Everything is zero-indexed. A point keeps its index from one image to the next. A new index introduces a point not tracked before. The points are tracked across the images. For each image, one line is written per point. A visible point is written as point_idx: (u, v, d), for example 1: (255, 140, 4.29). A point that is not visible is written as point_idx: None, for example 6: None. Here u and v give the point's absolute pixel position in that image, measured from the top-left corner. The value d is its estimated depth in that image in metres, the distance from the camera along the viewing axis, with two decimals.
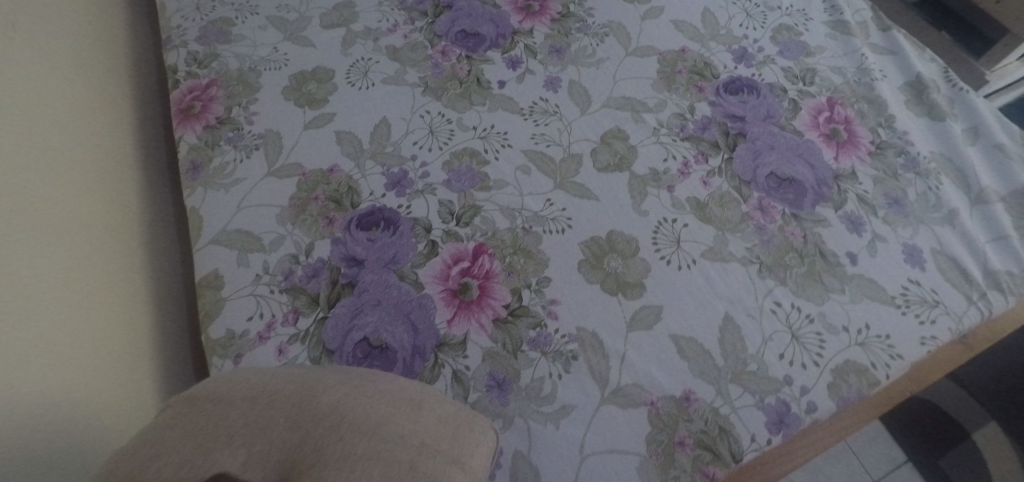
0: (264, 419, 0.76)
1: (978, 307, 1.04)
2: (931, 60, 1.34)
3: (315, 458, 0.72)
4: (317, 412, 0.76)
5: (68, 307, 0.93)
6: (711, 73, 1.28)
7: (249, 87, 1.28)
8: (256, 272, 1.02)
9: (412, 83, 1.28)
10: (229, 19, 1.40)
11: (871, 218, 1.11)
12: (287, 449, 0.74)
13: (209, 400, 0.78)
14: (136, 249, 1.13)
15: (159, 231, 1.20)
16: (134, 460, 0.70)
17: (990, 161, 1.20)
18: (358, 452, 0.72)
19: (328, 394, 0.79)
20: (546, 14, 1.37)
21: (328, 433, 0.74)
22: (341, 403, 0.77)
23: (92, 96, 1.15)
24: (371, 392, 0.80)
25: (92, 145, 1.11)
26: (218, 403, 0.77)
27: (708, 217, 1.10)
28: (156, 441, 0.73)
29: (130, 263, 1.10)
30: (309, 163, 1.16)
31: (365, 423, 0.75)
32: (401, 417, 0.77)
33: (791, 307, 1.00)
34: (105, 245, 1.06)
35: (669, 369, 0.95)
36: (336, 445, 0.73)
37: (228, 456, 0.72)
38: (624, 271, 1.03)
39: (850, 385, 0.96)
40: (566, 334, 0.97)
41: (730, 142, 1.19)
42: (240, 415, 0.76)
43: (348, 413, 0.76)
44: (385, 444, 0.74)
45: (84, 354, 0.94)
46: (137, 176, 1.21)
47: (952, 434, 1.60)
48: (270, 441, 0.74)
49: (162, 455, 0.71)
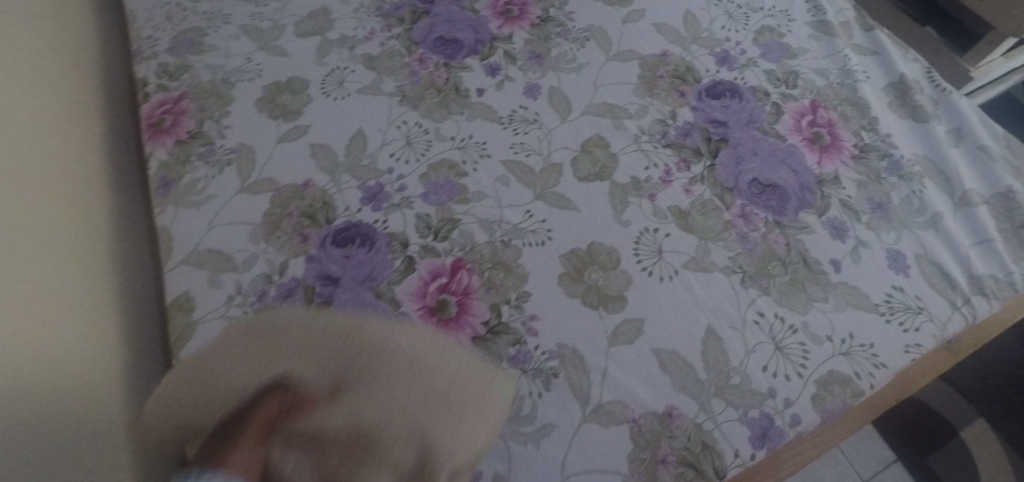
0: (325, 343, 0.82)
1: (962, 313, 1.02)
2: (914, 60, 1.33)
3: (363, 379, 0.80)
4: (366, 341, 0.83)
5: (61, 291, 0.91)
6: (693, 77, 1.27)
7: (221, 99, 1.25)
8: (228, 293, 1.01)
9: (389, 92, 1.26)
10: (201, 29, 1.38)
11: (855, 223, 1.09)
12: (338, 366, 0.81)
13: (266, 321, 0.83)
14: (112, 250, 1.09)
15: (129, 237, 1.16)
16: (207, 364, 0.79)
17: (973, 163, 1.19)
18: (401, 376, 0.81)
19: (386, 333, 0.85)
20: (525, 19, 1.35)
21: (380, 370, 0.81)
22: (385, 335, 0.84)
23: (65, 106, 1.10)
24: (410, 330, 0.87)
25: (67, 148, 1.06)
26: (275, 323, 0.83)
27: (691, 226, 1.08)
28: (222, 349, 0.80)
29: (109, 261, 1.07)
30: (283, 178, 1.14)
31: (407, 354, 0.83)
32: (439, 353, 0.85)
33: (774, 317, 0.99)
34: (82, 253, 1.00)
35: (651, 384, 0.93)
36: (382, 368, 0.81)
37: (286, 365, 0.80)
38: (605, 283, 1.02)
39: (834, 396, 0.94)
40: (546, 350, 0.95)
41: (712, 148, 1.17)
42: (293, 336, 0.82)
43: (393, 344, 0.83)
44: (425, 374, 0.81)
45: (80, 362, 0.89)
46: (109, 181, 1.17)
47: (943, 435, 1.59)
48: (322, 361, 0.81)
49: (229, 362, 0.79)
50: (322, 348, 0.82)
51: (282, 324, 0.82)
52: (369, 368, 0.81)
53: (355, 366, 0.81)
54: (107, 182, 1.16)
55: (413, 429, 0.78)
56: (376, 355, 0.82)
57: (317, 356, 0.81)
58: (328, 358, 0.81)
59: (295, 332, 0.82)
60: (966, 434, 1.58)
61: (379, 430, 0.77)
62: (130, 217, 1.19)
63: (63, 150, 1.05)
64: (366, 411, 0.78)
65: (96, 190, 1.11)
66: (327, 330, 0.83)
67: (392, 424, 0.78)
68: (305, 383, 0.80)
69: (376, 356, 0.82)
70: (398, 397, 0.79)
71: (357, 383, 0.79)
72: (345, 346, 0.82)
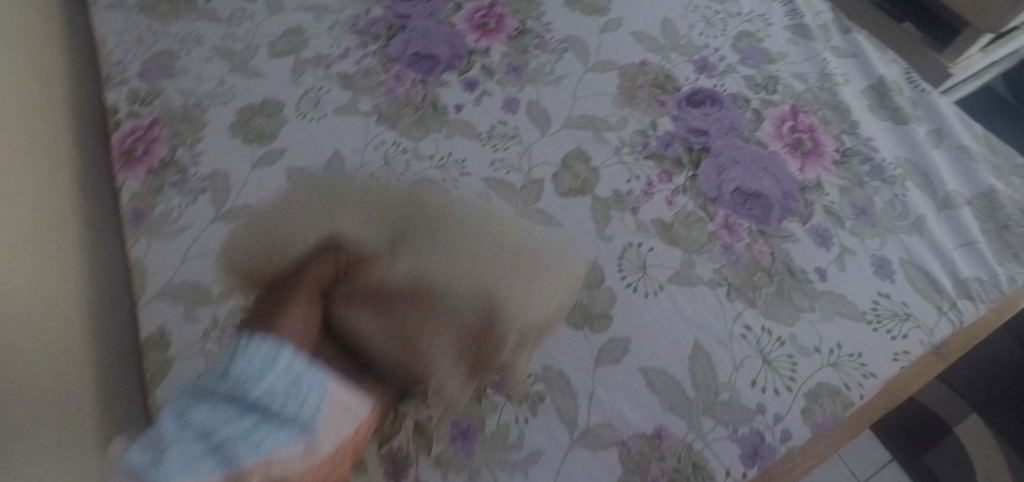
0: (389, 222, 1.00)
1: (949, 318, 1.01)
2: (893, 61, 1.30)
3: (422, 238, 0.97)
4: (422, 210, 1.01)
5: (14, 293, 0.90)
6: (673, 86, 1.25)
7: (194, 124, 1.24)
8: (205, 327, 1.02)
9: (366, 112, 1.24)
10: (173, 51, 1.35)
11: (839, 230, 1.09)
12: (397, 225, 0.99)
13: (338, 190, 1.05)
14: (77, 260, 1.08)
15: (100, 252, 1.14)
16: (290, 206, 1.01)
17: (956, 163, 1.18)
18: (453, 234, 0.98)
19: (439, 214, 1.01)
20: (502, 31, 1.33)
21: (439, 238, 0.97)
22: (439, 207, 1.02)
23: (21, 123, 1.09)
24: (456, 205, 1.05)
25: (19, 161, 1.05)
26: (347, 193, 1.04)
27: (675, 238, 1.07)
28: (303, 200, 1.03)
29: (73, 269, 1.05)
30: (259, 202, 1.12)
31: (459, 219, 1.00)
32: (486, 221, 1.02)
33: (762, 330, 0.98)
34: (40, 257, 0.99)
35: (638, 404, 0.94)
36: (437, 229, 0.98)
37: (355, 219, 0.99)
38: (589, 302, 1.02)
39: (824, 409, 0.93)
40: (531, 374, 0.97)
41: (694, 158, 1.16)
42: (362, 201, 1.03)
43: (445, 213, 1.01)
44: (475, 233, 0.99)
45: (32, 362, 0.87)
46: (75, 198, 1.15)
47: (938, 433, 1.56)
48: (384, 219, 1.00)
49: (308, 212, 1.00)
50: (388, 223, 1.00)
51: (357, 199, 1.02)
52: (429, 238, 0.97)
53: (416, 237, 0.97)
54: (77, 215, 1.14)
55: (467, 275, 0.94)
56: (433, 227, 0.98)
57: (383, 231, 0.99)
58: (394, 230, 0.98)
59: (363, 212, 1.01)
60: (961, 432, 1.56)
61: (443, 280, 0.92)
62: (101, 235, 1.17)
63: (22, 189, 1.04)
64: (424, 259, 0.94)
65: (63, 222, 1.09)
66: (392, 208, 1.02)
67: (452, 272, 0.93)
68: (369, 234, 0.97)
69: (434, 229, 0.98)
70: (457, 259, 0.94)
71: (419, 243, 0.95)
72: (407, 224, 0.99)
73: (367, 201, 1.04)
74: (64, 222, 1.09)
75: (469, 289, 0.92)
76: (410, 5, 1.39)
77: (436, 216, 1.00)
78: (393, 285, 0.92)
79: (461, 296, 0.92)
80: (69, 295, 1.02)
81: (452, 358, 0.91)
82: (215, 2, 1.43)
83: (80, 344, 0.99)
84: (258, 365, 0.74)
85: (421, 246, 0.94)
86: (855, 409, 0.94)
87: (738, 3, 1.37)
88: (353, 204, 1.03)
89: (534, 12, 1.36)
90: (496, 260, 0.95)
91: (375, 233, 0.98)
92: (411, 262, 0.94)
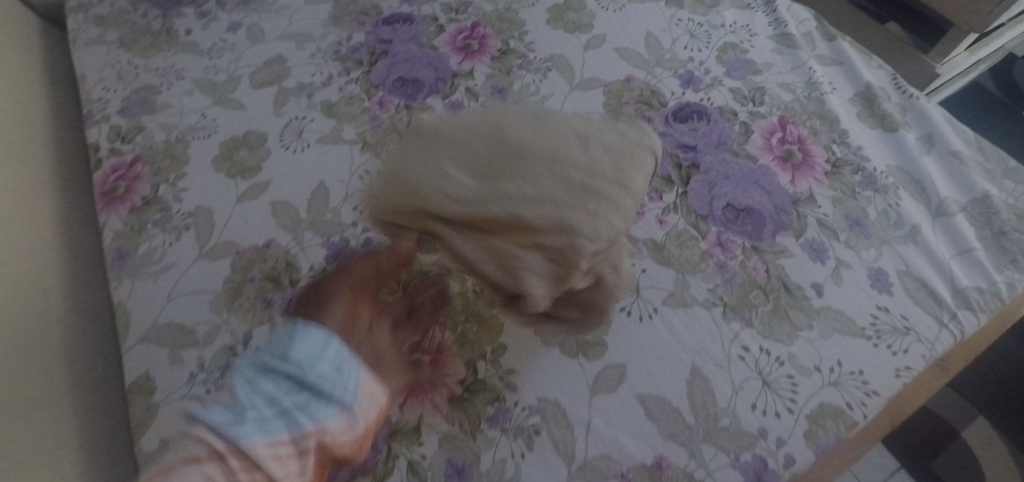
0: (471, 160, 1.02)
1: (950, 330, 1.00)
2: (879, 67, 1.29)
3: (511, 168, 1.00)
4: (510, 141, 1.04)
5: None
6: (659, 101, 1.24)
7: (176, 160, 1.21)
8: (191, 370, 1.00)
9: (350, 140, 1.21)
10: (154, 86, 1.31)
11: (833, 243, 1.07)
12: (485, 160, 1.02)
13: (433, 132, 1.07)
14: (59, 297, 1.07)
15: (82, 287, 1.13)
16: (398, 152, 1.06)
17: (948, 169, 1.16)
18: (542, 164, 1.00)
19: (517, 142, 1.03)
20: (485, 52, 1.31)
21: (527, 171, 0.99)
22: (527, 135, 1.04)
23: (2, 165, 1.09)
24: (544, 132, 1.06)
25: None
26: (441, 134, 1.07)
27: (667, 259, 1.06)
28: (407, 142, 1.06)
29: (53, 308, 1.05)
30: (243, 239, 1.10)
31: (547, 150, 1.02)
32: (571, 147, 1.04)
33: (759, 350, 0.97)
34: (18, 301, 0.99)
35: (636, 433, 0.92)
36: (525, 161, 1.01)
37: (452, 154, 1.02)
38: (584, 329, 1.00)
39: (827, 431, 0.92)
40: (526, 406, 0.94)
41: (683, 175, 1.15)
42: (456, 136, 1.05)
43: (533, 141, 1.03)
44: (560, 161, 1.01)
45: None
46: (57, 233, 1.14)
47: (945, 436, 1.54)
48: (476, 152, 1.03)
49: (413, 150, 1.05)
50: (472, 163, 1.02)
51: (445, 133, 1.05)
52: (515, 172, 0.99)
53: (502, 173, 0.99)
54: (60, 262, 1.11)
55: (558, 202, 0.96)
56: (516, 162, 1.00)
57: (470, 172, 1.00)
58: (481, 171, 1.00)
59: (449, 155, 1.02)
60: (969, 435, 1.54)
61: (536, 209, 0.95)
62: (85, 271, 1.16)
63: (7, 243, 1.03)
64: (519, 193, 0.96)
65: (47, 271, 1.07)
66: (473, 148, 1.03)
67: (545, 199, 0.96)
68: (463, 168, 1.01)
69: (515, 163, 1.00)
70: (545, 188, 0.97)
71: (509, 180, 0.98)
72: (492, 158, 1.00)
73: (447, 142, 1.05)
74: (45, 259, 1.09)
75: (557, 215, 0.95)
76: (391, 28, 1.37)
77: (514, 145, 1.02)
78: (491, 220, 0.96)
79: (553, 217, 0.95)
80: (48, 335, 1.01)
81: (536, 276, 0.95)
82: (195, 34, 1.38)
83: (64, 402, 0.98)
84: (310, 351, 0.87)
85: (518, 186, 0.97)
86: (860, 429, 0.93)
87: (720, 15, 1.36)
88: (437, 148, 1.04)
89: (518, 31, 1.34)
90: (580, 181, 0.99)
91: (465, 177, 0.99)
92: (507, 196, 0.97)
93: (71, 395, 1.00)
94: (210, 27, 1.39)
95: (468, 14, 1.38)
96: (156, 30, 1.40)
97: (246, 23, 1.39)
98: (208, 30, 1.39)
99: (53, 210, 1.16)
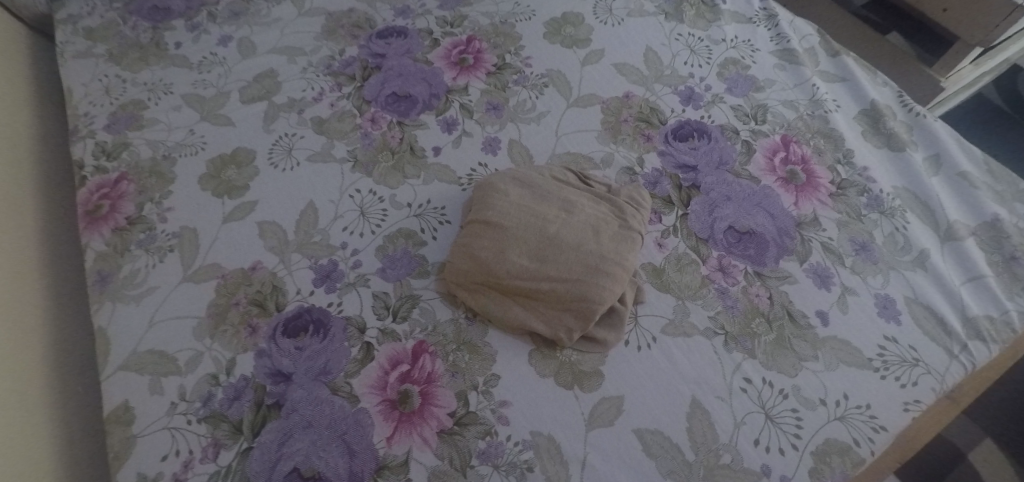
0: (521, 235, 0.98)
1: (961, 362, 0.96)
2: (885, 84, 1.26)
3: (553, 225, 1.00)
4: (546, 198, 1.04)
5: None
6: (659, 119, 1.21)
7: (162, 178, 1.17)
8: (171, 399, 0.96)
9: (341, 158, 1.18)
10: (142, 101, 1.27)
11: (839, 268, 1.03)
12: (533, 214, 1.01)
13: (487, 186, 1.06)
14: (44, 320, 1.04)
15: (65, 309, 1.09)
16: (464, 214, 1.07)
17: (956, 191, 1.12)
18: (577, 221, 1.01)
19: (555, 212, 1.01)
20: (480, 67, 1.28)
21: (568, 245, 0.97)
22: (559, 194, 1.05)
23: None
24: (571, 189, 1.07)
25: None
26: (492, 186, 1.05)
27: (667, 285, 1.02)
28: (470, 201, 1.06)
29: (38, 332, 1.02)
30: (229, 261, 1.07)
31: (574, 207, 1.03)
32: (590, 203, 1.04)
33: (762, 382, 0.94)
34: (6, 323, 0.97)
35: (633, 470, 0.88)
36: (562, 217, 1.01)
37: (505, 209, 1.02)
38: (579, 359, 0.96)
39: (833, 469, 0.89)
40: (519, 441, 0.91)
41: (684, 196, 1.11)
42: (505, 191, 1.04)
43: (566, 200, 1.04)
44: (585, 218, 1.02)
45: None
46: (40, 253, 1.10)
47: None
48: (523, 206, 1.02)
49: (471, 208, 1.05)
50: (523, 240, 0.98)
51: (496, 189, 1.04)
52: (555, 245, 0.97)
53: (546, 247, 0.97)
54: (42, 283, 1.08)
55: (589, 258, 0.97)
56: (556, 237, 0.98)
57: (517, 245, 0.98)
58: (530, 245, 0.98)
59: (495, 228, 0.99)
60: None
61: (571, 284, 0.95)
62: (70, 292, 1.12)
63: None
64: (560, 272, 0.95)
65: (31, 295, 1.05)
66: (522, 220, 0.99)
67: (579, 272, 0.95)
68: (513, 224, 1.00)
69: (557, 238, 0.98)
70: (579, 261, 0.96)
71: (549, 257, 0.97)
72: (535, 233, 0.98)
73: (491, 208, 1.01)
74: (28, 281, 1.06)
75: (586, 289, 0.94)
76: (384, 42, 1.33)
77: (555, 220, 1.00)
78: (531, 296, 0.96)
79: (582, 289, 0.94)
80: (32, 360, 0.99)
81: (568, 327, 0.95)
82: (185, 47, 1.35)
83: (43, 433, 0.95)
84: None
85: (560, 265, 0.96)
86: (867, 466, 0.90)
87: (722, 30, 1.33)
88: (480, 216, 1.01)
89: (514, 46, 1.31)
90: (606, 247, 0.98)
91: (515, 253, 0.97)
92: (549, 276, 0.95)
93: (51, 425, 0.97)
94: (201, 39, 1.36)
95: (463, 28, 1.35)
96: (146, 43, 1.36)
97: (238, 36, 1.36)
98: (198, 43, 1.36)
99: (38, 229, 1.13)
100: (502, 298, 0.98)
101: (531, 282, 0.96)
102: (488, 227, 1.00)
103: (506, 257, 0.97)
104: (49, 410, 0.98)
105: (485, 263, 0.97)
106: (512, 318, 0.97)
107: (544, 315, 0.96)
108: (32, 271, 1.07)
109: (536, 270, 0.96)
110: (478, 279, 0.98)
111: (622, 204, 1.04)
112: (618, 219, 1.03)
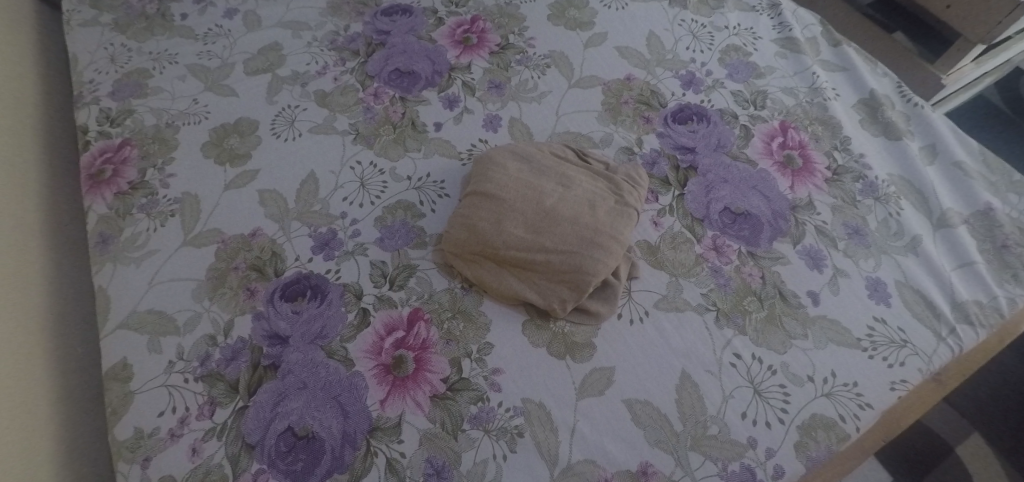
0: (518, 208, 0.99)
1: (948, 345, 0.98)
2: (884, 74, 1.27)
3: (550, 198, 1.00)
4: (544, 174, 1.04)
5: None
6: (659, 102, 1.21)
7: (166, 145, 1.18)
8: (169, 358, 0.98)
9: (343, 131, 1.19)
10: (147, 70, 1.28)
11: (832, 251, 1.05)
12: (531, 189, 1.01)
13: (488, 162, 1.06)
14: (41, 278, 1.05)
15: (62, 267, 1.10)
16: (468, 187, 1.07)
17: (950, 180, 1.14)
18: (574, 195, 1.02)
19: (551, 186, 1.02)
20: (484, 47, 1.29)
21: (564, 220, 0.98)
22: (556, 170, 1.05)
23: None
24: (569, 166, 1.07)
25: None
26: (493, 162, 1.06)
27: (661, 262, 1.03)
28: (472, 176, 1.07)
29: (34, 288, 1.03)
30: (229, 228, 1.08)
31: (570, 183, 1.03)
32: (587, 180, 1.05)
33: (752, 358, 0.95)
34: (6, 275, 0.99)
35: (623, 439, 0.90)
36: (558, 192, 1.02)
37: (505, 182, 1.02)
38: (572, 330, 0.98)
39: (818, 443, 0.90)
40: (509, 408, 0.92)
41: (681, 177, 1.12)
42: (506, 167, 1.05)
43: (563, 177, 1.04)
44: (581, 194, 1.02)
45: None
46: (40, 212, 1.11)
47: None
48: (522, 181, 1.02)
49: (473, 182, 1.05)
50: (520, 212, 0.99)
51: (499, 165, 1.05)
52: (552, 218, 0.98)
53: (542, 219, 0.99)
54: (44, 243, 1.09)
55: (586, 231, 0.98)
56: (553, 210, 0.99)
57: (514, 216, 0.99)
58: (527, 217, 0.99)
59: (494, 200, 1.01)
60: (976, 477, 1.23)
61: (566, 256, 0.96)
62: (70, 252, 1.13)
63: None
64: (555, 244, 0.97)
65: (30, 252, 1.05)
66: (519, 193, 1.01)
67: (575, 244, 0.97)
68: (512, 197, 1.00)
69: (553, 211, 0.99)
70: (576, 235, 0.97)
71: (545, 229, 0.98)
72: (532, 206, 0.99)
73: (490, 182, 1.03)
74: (25, 240, 1.06)
75: (581, 261, 0.96)
76: (389, 20, 1.34)
77: (552, 194, 1.01)
78: (528, 267, 0.98)
79: (577, 261, 0.96)
80: (28, 316, 0.99)
81: (563, 296, 0.97)
82: (191, 19, 1.35)
83: (41, 386, 0.96)
84: None
85: (556, 237, 0.97)
86: (850, 442, 0.91)
87: (725, 17, 1.34)
88: (478, 189, 1.03)
89: (518, 27, 1.32)
90: (601, 221, 0.99)
91: (512, 225, 0.98)
92: (545, 248, 0.97)
93: (50, 379, 0.98)
94: (206, 12, 1.37)
95: (467, 8, 1.36)
96: (151, 14, 1.37)
97: (243, 10, 1.37)
98: (204, 16, 1.36)
99: (38, 189, 1.13)
100: (499, 268, 0.99)
101: (526, 253, 0.97)
102: (486, 200, 1.01)
103: (502, 229, 0.98)
104: (49, 366, 0.99)
105: (484, 235, 0.98)
106: (507, 292, 0.98)
107: (538, 286, 0.98)
108: (33, 230, 1.08)
109: (533, 242, 0.97)
110: (475, 249, 0.99)
111: (619, 181, 1.06)
112: (615, 196, 1.04)
